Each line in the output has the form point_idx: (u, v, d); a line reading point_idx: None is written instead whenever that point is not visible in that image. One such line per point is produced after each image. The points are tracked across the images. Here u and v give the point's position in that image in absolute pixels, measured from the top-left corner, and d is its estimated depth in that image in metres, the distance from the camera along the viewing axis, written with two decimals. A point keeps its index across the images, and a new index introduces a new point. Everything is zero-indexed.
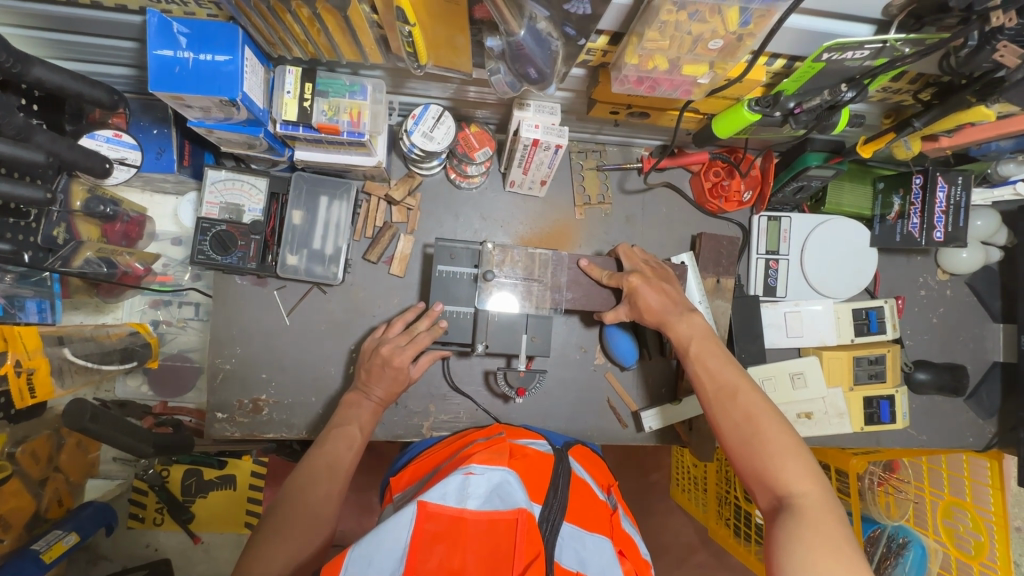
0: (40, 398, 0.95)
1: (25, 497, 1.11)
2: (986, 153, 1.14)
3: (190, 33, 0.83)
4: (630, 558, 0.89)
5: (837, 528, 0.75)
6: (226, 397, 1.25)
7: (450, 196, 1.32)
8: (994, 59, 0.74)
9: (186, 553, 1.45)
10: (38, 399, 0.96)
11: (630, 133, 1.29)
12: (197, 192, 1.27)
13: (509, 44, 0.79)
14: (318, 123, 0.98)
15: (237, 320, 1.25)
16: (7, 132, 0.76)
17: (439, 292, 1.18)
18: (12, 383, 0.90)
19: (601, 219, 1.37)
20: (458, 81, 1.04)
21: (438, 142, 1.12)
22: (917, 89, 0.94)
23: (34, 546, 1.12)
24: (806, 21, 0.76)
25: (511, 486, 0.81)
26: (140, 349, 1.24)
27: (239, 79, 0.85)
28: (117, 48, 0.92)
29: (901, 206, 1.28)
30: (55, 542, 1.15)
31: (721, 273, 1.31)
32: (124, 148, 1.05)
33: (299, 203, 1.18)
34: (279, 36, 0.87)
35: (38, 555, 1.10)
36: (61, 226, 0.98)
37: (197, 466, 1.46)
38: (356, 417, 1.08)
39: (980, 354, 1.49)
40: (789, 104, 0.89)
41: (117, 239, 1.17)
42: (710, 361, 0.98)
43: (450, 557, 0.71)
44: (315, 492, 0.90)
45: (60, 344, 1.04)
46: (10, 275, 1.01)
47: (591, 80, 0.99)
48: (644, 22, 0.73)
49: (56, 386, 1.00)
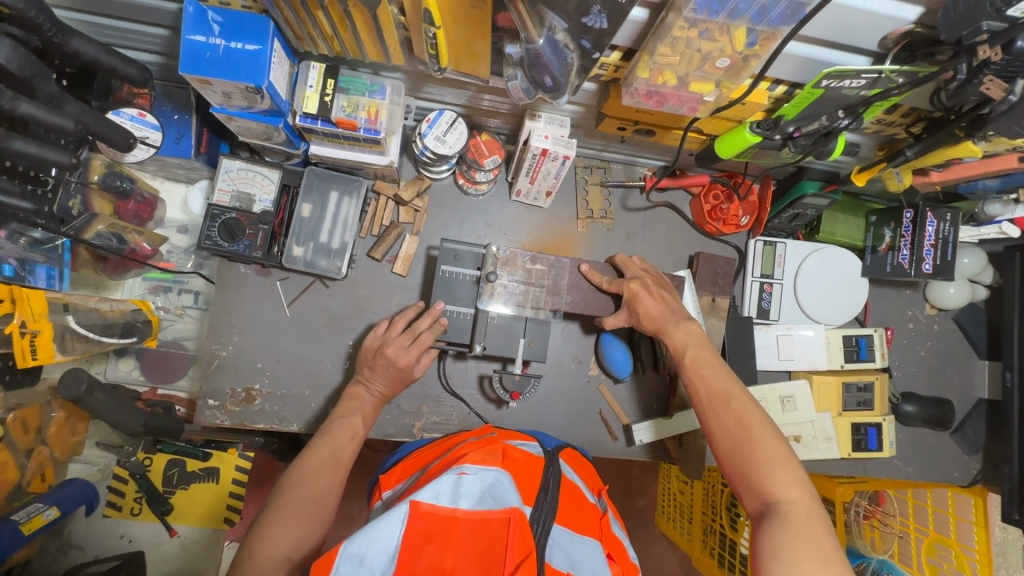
0: (40, 361, 0.95)
1: (11, 466, 1.09)
2: (974, 191, 1.19)
3: (224, 22, 0.87)
4: (619, 561, 0.89)
5: (822, 536, 0.77)
6: (219, 384, 1.24)
7: (457, 202, 1.35)
8: (981, 92, 0.77)
9: (161, 546, 1.42)
10: (38, 362, 0.95)
11: (635, 152, 1.34)
12: (208, 181, 1.30)
13: (528, 51, 0.83)
14: (336, 118, 1.01)
15: (238, 309, 1.26)
16: (41, 98, 0.75)
17: (440, 293, 1.20)
18: (16, 344, 0.90)
19: (602, 233, 1.40)
20: (473, 88, 1.09)
21: (450, 146, 1.16)
22: (910, 123, 0.99)
23: (14, 517, 1.10)
24: (805, 48, 0.81)
25: (504, 487, 0.82)
26: (141, 326, 1.23)
27: (266, 67, 0.88)
28: (148, 34, 0.96)
29: (893, 238, 1.33)
30: (34, 515, 1.13)
31: (717, 293, 1.35)
32: (147, 127, 1.06)
33: (309, 196, 1.21)
34: (308, 31, 0.91)
35: (19, 526, 1.08)
36: (76, 199, 1.00)
37: (181, 456, 1.42)
38: (358, 409, 1.09)
39: (966, 390, 1.51)
40: (789, 128, 0.94)
41: (128, 217, 1.19)
42: (705, 367, 1.02)
43: (440, 557, 0.72)
44: (319, 479, 0.91)
45: (65, 312, 1.03)
46: (25, 238, 1.00)
47: (602, 94, 1.03)
48: (656, 39, 0.77)
49: (56, 352, 0.99)
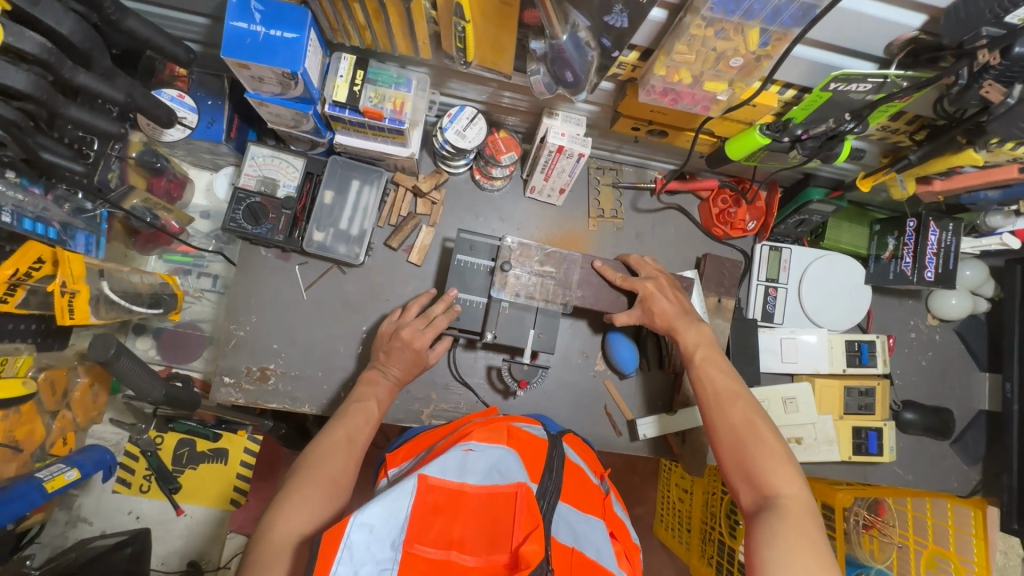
0: (76, 321, 0.99)
1: (37, 426, 1.12)
2: (976, 202, 1.22)
3: (265, 11, 0.92)
4: (621, 540, 0.92)
5: (816, 530, 0.81)
6: (235, 362, 1.27)
7: (473, 196, 1.39)
8: (981, 96, 0.82)
9: (166, 523, 1.44)
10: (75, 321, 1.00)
11: (647, 153, 1.39)
12: (233, 167, 1.35)
13: (551, 46, 0.88)
14: (364, 107, 1.06)
15: (257, 291, 1.30)
16: (96, 70, 0.80)
17: (454, 281, 1.24)
18: (56, 302, 0.95)
19: (612, 233, 1.44)
20: (494, 85, 1.13)
21: (469, 141, 1.21)
22: (914, 130, 1.03)
23: (38, 475, 1.11)
24: (813, 53, 0.85)
25: (511, 463, 0.84)
26: (167, 297, 1.25)
27: (302, 55, 0.93)
28: (191, 22, 1.02)
29: (896, 246, 1.36)
30: (57, 474, 1.14)
31: (723, 294, 1.38)
32: (184, 108, 1.13)
33: (331, 184, 1.26)
34: (343, 22, 0.96)
35: (43, 483, 1.10)
36: (115, 171, 1.05)
37: (192, 436, 1.45)
38: (374, 394, 1.11)
39: (967, 402, 1.53)
40: (797, 131, 0.99)
41: (160, 194, 1.25)
42: (712, 366, 1.06)
43: (449, 528, 0.75)
44: (335, 459, 0.93)
45: (100, 277, 1.09)
46: (69, 204, 1.05)
47: (618, 94, 1.08)
48: (674, 38, 0.82)
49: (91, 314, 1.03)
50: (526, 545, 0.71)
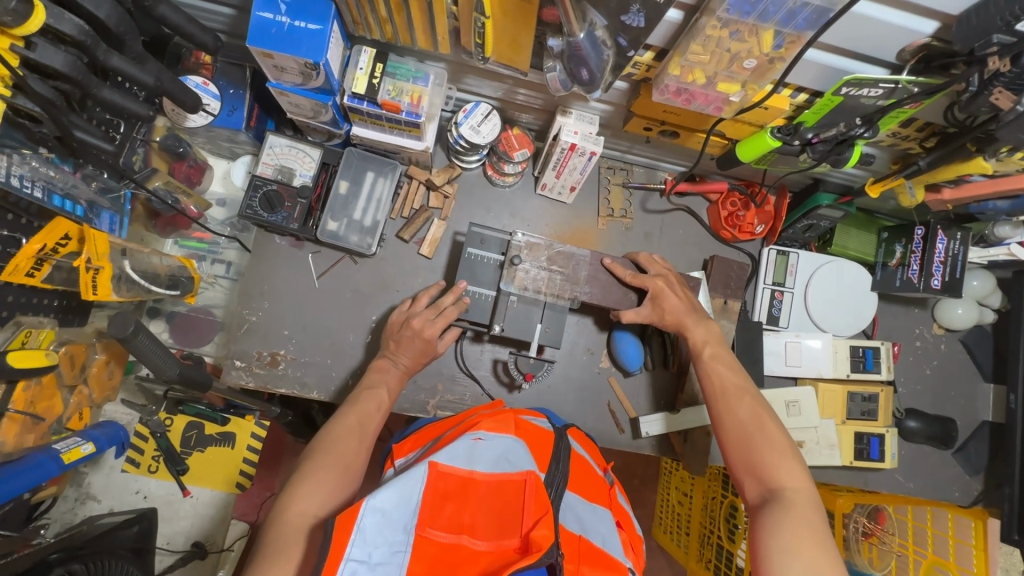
0: (98, 297, 1.01)
1: (56, 399, 1.15)
2: (984, 212, 1.23)
3: (290, 2, 0.95)
4: (626, 529, 0.93)
5: (820, 523, 0.82)
6: (247, 347, 1.30)
7: (485, 192, 1.41)
8: (990, 103, 0.83)
9: (173, 504, 1.47)
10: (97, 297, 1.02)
11: (657, 154, 1.41)
12: (251, 156, 1.38)
13: (569, 44, 0.90)
14: (382, 99, 1.09)
15: (270, 278, 1.32)
16: (127, 53, 0.83)
17: (464, 273, 1.26)
18: (80, 277, 0.98)
19: (621, 232, 1.46)
20: (510, 82, 1.16)
21: (484, 136, 1.23)
22: (924, 137, 1.05)
23: (55, 446, 1.15)
24: (826, 57, 0.87)
25: (518, 453, 0.86)
26: (185, 280, 1.28)
27: (325, 45, 0.95)
28: (217, 12, 1.05)
29: (903, 254, 1.37)
30: (73, 447, 1.18)
31: (729, 296, 1.39)
32: (207, 95, 1.16)
33: (346, 174, 1.29)
34: (365, 16, 0.99)
35: (60, 455, 1.13)
36: (138, 154, 1.14)
37: (201, 419, 1.48)
38: (384, 381, 1.13)
39: (970, 412, 1.53)
40: (807, 135, 1.01)
41: (180, 178, 1.30)
42: (720, 363, 1.07)
43: (459, 514, 0.77)
44: (347, 444, 0.95)
45: (123, 256, 1.12)
46: (95, 183, 1.09)
47: (632, 94, 1.10)
48: (690, 38, 0.84)
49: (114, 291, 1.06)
50: (535, 529, 0.72)
